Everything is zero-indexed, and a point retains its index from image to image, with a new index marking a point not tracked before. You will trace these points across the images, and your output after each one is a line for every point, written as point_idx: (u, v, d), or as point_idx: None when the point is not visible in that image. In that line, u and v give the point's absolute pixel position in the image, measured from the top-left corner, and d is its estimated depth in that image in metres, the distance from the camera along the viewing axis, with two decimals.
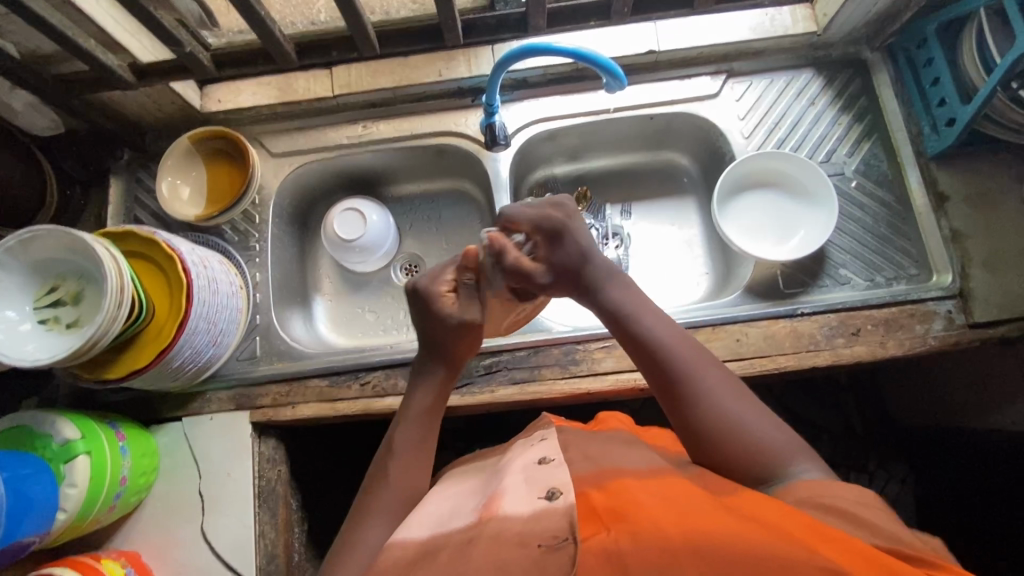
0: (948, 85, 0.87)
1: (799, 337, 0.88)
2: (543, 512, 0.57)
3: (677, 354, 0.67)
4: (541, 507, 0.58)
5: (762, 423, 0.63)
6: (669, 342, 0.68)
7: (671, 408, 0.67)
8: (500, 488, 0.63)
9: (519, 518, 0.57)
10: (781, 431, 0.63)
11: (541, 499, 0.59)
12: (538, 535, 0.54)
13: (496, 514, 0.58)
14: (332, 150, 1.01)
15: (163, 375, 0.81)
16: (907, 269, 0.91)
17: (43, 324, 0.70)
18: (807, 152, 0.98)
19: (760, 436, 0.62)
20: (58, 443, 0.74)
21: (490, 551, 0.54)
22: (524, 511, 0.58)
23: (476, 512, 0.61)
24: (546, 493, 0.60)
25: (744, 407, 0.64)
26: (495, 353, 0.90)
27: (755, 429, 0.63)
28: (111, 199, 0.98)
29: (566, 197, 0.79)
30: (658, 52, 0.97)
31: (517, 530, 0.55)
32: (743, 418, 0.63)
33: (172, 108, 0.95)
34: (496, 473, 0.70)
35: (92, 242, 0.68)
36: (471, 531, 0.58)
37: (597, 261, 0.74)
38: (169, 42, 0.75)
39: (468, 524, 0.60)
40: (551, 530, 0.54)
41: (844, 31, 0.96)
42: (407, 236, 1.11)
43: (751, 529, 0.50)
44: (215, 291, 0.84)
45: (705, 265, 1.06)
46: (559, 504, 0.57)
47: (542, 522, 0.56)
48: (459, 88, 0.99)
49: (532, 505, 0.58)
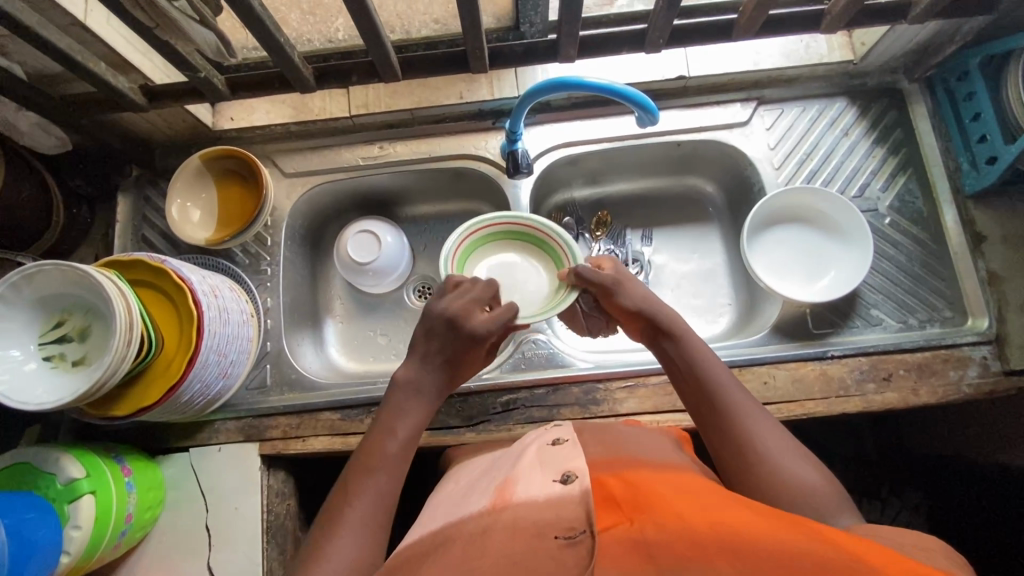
0: (991, 122, 0.83)
1: (829, 381, 0.85)
2: (558, 498, 0.54)
3: (717, 371, 0.69)
4: (556, 492, 0.54)
5: (797, 461, 0.61)
6: (709, 358, 0.70)
7: (703, 418, 0.67)
8: (515, 475, 0.61)
9: (536, 503, 0.54)
10: (808, 465, 0.61)
11: (558, 483, 0.56)
12: (556, 524, 0.50)
13: (511, 501, 0.56)
14: (346, 171, 0.98)
15: (172, 409, 0.79)
16: (940, 311, 0.88)
17: (49, 362, 0.67)
18: (839, 186, 0.94)
19: (787, 462, 0.61)
20: (62, 482, 0.71)
21: (504, 541, 0.50)
22: (539, 496, 0.55)
23: (489, 497, 0.59)
24: (561, 477, 0.57)
25: (773, 431, 0.64)
26: (513, 390, 0.87)
27: (788, 464, 0.61)
28: (119, 217, 0.95)
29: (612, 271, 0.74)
30: (688, 78, 0.93)
31: (533, 519, 0.52)
32: (777, 454, 0.62)
33: (183, 125, 0.92)
34: (509, 458, 0.69)
35: (97, 275, 0.65)
36: (487, 518, 0.54)
37: (647, 296, 0.75)
38: (183, 68, 0.70)
39: (483, 510, 0.57)
40: (568, 522, 0.50)
41: (882, 60, 0.93)
42: (421, 257, 1.08)
43: (773, 525, 0.47)
44: (225, 312, 0.81)
45: (727, 295, 1.03)
46: (574, 489, 0.54)
47: (558, 509, 0.52)
48: (479, 111, 0.96)
49: (548, 489, 0.56)
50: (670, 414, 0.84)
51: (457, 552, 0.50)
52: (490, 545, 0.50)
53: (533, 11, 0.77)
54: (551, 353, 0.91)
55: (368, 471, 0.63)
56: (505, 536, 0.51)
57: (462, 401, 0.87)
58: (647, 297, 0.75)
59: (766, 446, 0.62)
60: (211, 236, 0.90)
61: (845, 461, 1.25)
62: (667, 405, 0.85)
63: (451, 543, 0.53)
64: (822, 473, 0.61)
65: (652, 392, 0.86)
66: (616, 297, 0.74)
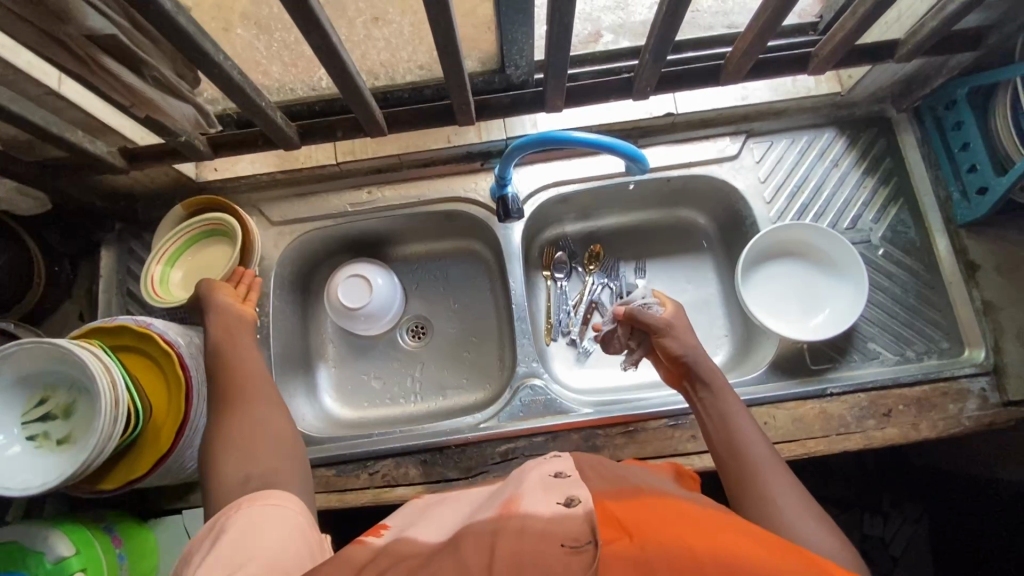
0: (980, 152, 0.83)
1: (829, 419, 0.84)
2: (561, 516, 0.48)
3: (745, 423, 0.67)
4: (560, 511, 0.49)
5: (815, 529, 0.55)
6: (738, 410, 0.69)
7: (727, 477, 0.63)
8: (518, 492, 0.54)
9: (539, 517, 0.48)
10: (834, 538, 0.54)
11: (561, 505, 0.51)
12: (560, 535, 0.45)
13: (517, 511, 0.50)
14: (335, 217, 0.97)
15: (164, 475, 0.77)
16: (938, 343, 0.88)
17: (32, 442, 0.66)
18: (831, 218, 0.94)
19: (803, 522, 0.56)
20: (51, 561, 0.71)
21: (511, 547, 0.44)
22: (543, 512, 0.49)
23: (495, 509, 0.53)
24: (565, 499, 0.52)
25: (793, 490, 0.59)
26: (511, 439, 0.86)
27: (806, 533, 0.54)
28: (102, 273, 0.93)
29: (666, 320, 0.79)
30: (676, 115, 0.93)
31: (540, 527, 0.46)
32: (797, 523, 0.55)
33: (166, 178, 0.90)
34: (508, 483, 0.61)
35: (78, 352, 0.64)
36: (490, 524, 0.49)
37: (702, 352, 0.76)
38: (164, 135, 0.69)
39: (489, 518, 0.51)
40: (572, 532, 0.45)
41: (868, 91, 0.92)
42: (412, 296, 1.06)
43: (781, 553, 0.41)
44: None
45: (723, 327, 1.02)
46: (578, 510, 0.49)
47: (561, 524, 0.47)
48: (467, 153, 0.96)
49: (550, 508, 0.50)
50: (672, 459, 0.83)
51: (463, 554, 0.45)
52: (494, 550, 0.44)
53: (519, 56, 0.74)
54: (550, 399, 0.90)
55: (253, 443, 0.63)
56: (510, 542, 0.45)
57: (460, 451, 0.86)
58: (696, 348, 0.76)
59: (779, 504, 0.57)
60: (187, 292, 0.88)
61: (845, 476, 1.18)
62: (668, 450, 0.84)
63: (458, 542, 0.47)
64: (843, 547, 0.54)
65: (652, 437, 0.85)
66: (667, 337, 0.78)
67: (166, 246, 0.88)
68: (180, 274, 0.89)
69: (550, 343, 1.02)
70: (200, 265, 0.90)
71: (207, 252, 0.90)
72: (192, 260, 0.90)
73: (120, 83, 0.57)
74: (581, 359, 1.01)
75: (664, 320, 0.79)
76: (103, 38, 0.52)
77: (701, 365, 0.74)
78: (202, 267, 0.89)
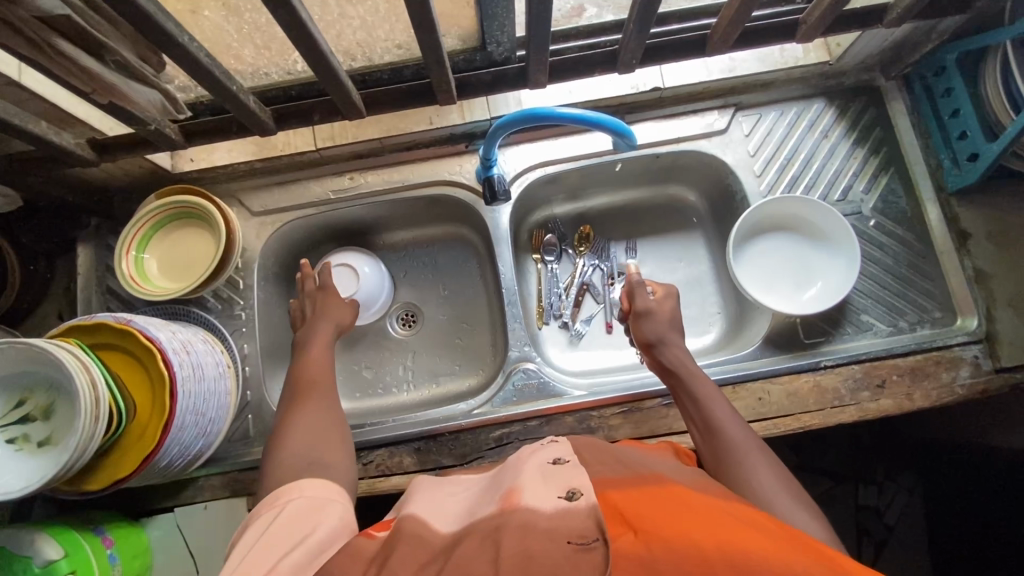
0: (970, 119, 0.83)
1: (824, 392, 0.84)
2: (565, 511, 0.47)
3: (719, 407, 0.67)
4: (562, 505, 0.48)
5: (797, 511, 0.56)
6: (715, 395, 0.69)
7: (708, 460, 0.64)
8: (515, 483, 0.53)
9: (542, 513, 0.46)
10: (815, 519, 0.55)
11: (562, 498, 0.49)
12: (566, 533, 0.44)
13: (519, 505, 0.48)
14: (317, 205, 0.95)
15: (151, 473, 0.75)
16: (930, 312, 0.88)
17: (13, 444, 0.64)
18: (823, 189, 0.93)
19: (778, 501, 0.57)
20: (39, 565, 0.69)
21: (514, 547, 0.43)
22: (547, 507, 0.48)
23: (496, 503, 0.51)
24: (567, 493, 0.50)
25: (768, 469, 0.60)
26: (505, 424, 0.85)
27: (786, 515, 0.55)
28: (79, 269, 0.90)
29: (648, 303, 0.79)
30: (663, 90, 0.91)
31: (545, 524, 0.45)
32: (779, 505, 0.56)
33: (141, 170, 0.88)
34: (501, 474, 0.60)
35: (53, 351, 0.62)
36: (489, 522, 0.47)
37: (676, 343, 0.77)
38: (133, 123, 0.66)
39: (489, 513, 0.50)
40: (578, 530, 0.44)
41: (858, 59, 0.90)
42: (401, 284, 1.04)
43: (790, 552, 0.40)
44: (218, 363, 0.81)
45: (716, 304, 1.01)
46: (581, 505, 0.47)
47: (565, 520, 0.46)
48: (451, 135, 0.94)
49: (552, 503, 0.48)
50: (667, 438, 0.82)
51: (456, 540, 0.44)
52: (494, 549, 0.43)
53: (499, 31, 0.72)
54: (543, 382, 0.89)
55: None
56: (514, 540, 0.43)
57: (454, 438, 0.85)
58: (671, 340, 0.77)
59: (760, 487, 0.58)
60: (162, 279, 0.87)
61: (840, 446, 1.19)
62: (663, 428, 0.84)
63: (453, 537, 0.46)
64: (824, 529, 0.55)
65: (646, 417, 0.84)
66: (643, 318, 0.79)
67: (137, 232, 0.85)
68: (152, 260, 0.87)
69: (542, 326, 1.00)
70: (172, 251, 0.88)
71: (178, 238, 0.88)
72: (164, 247, 0.88)
73: (77, 67, 0.55)
74: (573, 342, 1.00)
75: (646, 303, 0.79)
76: (58, 19, 0.50)
77: (672, 355, 0.75)
78: (175, 255, 0.87)
